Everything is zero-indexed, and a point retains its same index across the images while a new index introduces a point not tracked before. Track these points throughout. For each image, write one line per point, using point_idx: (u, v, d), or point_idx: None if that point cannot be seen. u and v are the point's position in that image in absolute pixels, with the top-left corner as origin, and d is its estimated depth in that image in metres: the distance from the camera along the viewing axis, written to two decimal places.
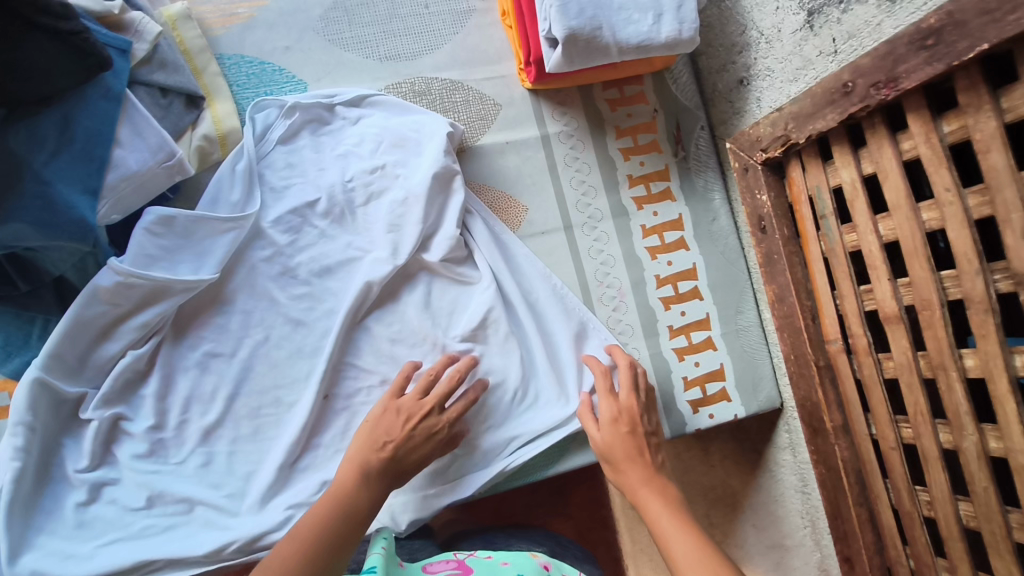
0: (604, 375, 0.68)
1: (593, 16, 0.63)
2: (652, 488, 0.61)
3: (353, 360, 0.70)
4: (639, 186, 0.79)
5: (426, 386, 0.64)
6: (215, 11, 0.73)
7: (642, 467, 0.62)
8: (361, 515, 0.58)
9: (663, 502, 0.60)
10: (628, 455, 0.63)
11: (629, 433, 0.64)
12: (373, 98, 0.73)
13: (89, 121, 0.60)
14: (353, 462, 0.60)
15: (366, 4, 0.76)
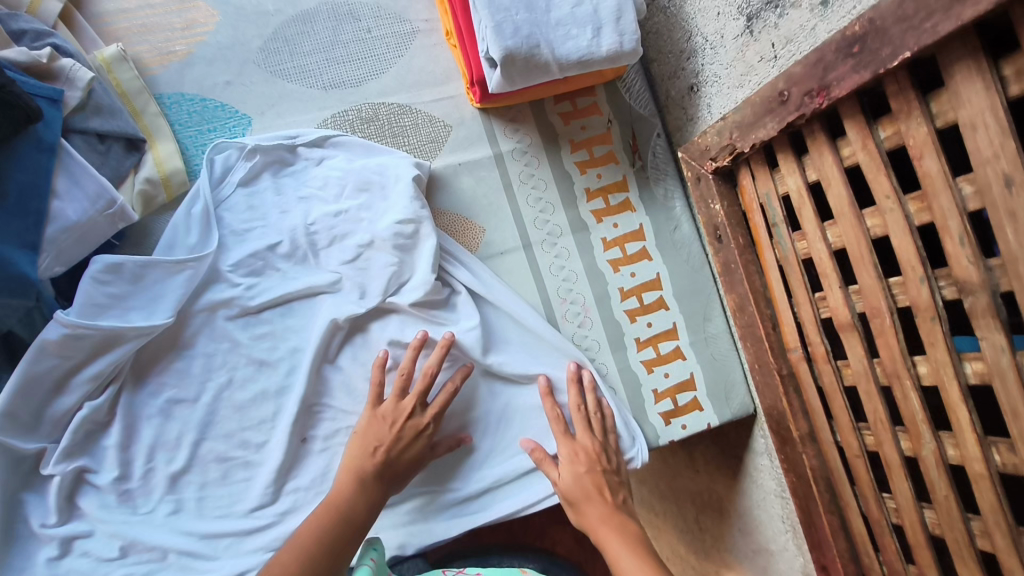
0: (558, 418, 0.69)
1: (529, 35, 0.62)
2: (610, 523, 0.64)
3: (326, 401, 0.69)
4: (597, 199, 0.78)
5: (401, 389, 0.66)
6: (151, 51, 0.72)
7: (599, 504, 0.65)
8: (357, 520, 0.61)
9: (619, 532, 0.63)
10: (588, 496, 0.65)
11: (581, 461, 0.67)
12: (337, 138, 0.72)
13: (21, 174, 0.60)
14: (349, 469, 0.63)
15: (306, 33, 0.75)
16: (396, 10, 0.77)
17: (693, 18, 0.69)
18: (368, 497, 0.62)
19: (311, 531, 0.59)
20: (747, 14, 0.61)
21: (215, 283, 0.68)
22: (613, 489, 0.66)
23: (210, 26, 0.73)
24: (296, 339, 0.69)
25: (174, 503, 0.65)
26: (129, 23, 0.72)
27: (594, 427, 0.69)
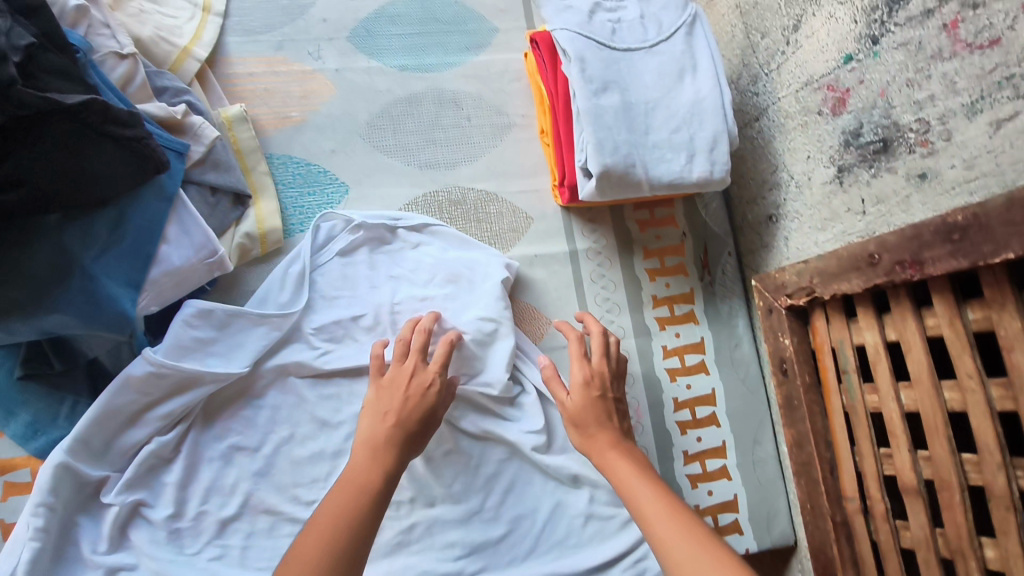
0: (577, 343, 0.70)
1: (627, 154, 0.65)
2: (621, 450, 0.63)
3: None
4: (663, 306, 0.80)
5: (401, 354, 0.66)
6: (269, 113, 0.76)
7: (610, 432, 0.64)
8: (373, 486, 0.56)
9: (627, 458, 0.61)
10: (598, 420, 0.65)
11: (592, 389, 0.67)
12: (436, 227, 0.76)
13: (141, 219, 0.63)
14: (360, 441, 0.60)
15: (411, 114, 0.79)
16: (496, 102, 0.81)
17: (781, 154, 0.72)
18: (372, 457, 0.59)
19: (330, 514, 0.53)
20: (838, 165, 0.64)
21: (293, 341, 0.71)
22: (614, 417, 0.65)
23: (324, 97, 0.78)
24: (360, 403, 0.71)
25: (217, 549, 0.66)
26: (253, 85, 0.77)
27: (597, 358, 0.69)
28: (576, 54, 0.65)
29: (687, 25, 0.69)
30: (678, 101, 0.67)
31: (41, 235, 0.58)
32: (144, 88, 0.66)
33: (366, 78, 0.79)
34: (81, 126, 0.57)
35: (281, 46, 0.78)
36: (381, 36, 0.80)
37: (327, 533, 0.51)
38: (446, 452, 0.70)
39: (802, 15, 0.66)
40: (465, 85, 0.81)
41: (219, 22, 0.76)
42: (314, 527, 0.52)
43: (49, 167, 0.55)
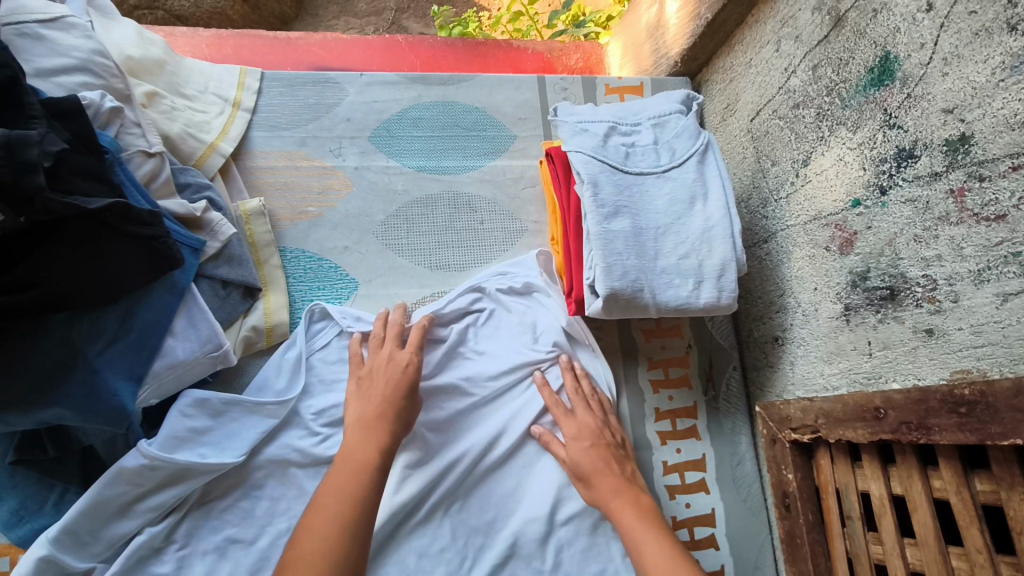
0: (556, 401, 0.74)
1: (635, 279, 0.66)
2: (623, 496, 0.66)
3: (378, 569, 0.67)
4: (665, 420, 0.79)
5: (377, 342, 0.71)
6: (287, 207, 0.78)
7: (615, 477, 0.68)
8: (368, 460, 0.61)
9: (630, 504, 0.66)
10: (597, 468, 0.68)
11: (590, 430, 0.71)
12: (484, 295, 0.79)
13: (150, 314, 0.64)
14: (358, 416, 0.65)
15: (425, 215, 0.81)
16: (510, 207, 0.83)
17: (787, 279, 0.73)
18: (352, 475, 0.60)
19: (331, 492, 0.59)
20: (844, 302, 0.64)
21: (294, 435, 0.69)
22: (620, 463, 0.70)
23: (343, 194, 0.80)
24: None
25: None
26: (273, 178, 0.78)
27: (594, 407, 0.74)
28: (590, 178, 0.67)
29: (699, 152, 0.70)
30: (688, 229, 0.68)
31: (47, 329, 0.58)
32: (168, 184, 0.67)
33: (384, 178, 0.81)
34: (99, 228, 0.58)
35: (304, 142, 0.80)
36: (402, 138, 0.83)
37: (325, 515, 0.56)
38: (441, 549, 0.69)
39: (811, 152, 0.69)
40: (480, 188, 0.83)
41: (247, 117, 0.79)
42: (319, 507, 0.57)
43: (65, 265, 0.57)
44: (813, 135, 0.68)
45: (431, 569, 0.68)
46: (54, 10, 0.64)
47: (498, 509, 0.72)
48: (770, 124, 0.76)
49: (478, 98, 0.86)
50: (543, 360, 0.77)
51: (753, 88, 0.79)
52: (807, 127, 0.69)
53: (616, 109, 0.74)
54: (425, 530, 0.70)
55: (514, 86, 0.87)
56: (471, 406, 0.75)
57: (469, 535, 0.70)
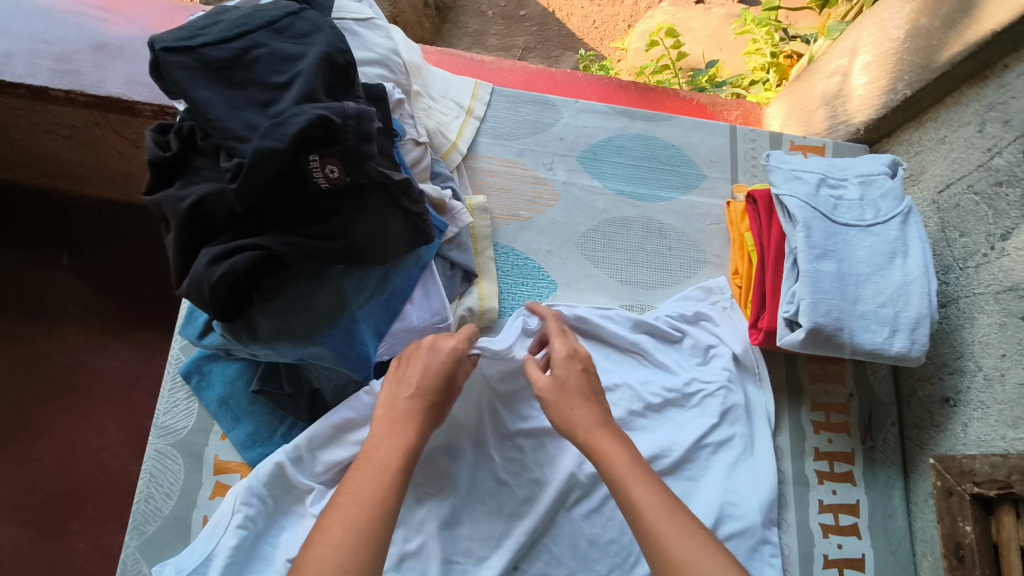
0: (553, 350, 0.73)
1: (837, 317, 0.71)
2: (605, 429, 0.66)
3: (550, 544, 0.73)
4: (824, 460, 0.82)
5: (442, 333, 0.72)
6: (502, 209, 0.87)
7: (594, 410, 0.67)
8: (388, 459, 0.60)
9: (609, 433, 0.65)
10: (587, 397, 0.68)
11: (582, 356, 0.72)
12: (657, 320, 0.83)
13: (400, 280, 0.72)
14: (383, 411, 0.64)
15: (621, 233, 0.89)
16: (696, 239, 0.90)
17: (969, 345, 0.77)
18: (375, 476, 0.58)
19: (352, 490, 0.57)
20: None
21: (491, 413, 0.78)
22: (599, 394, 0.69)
23: (551, 204, 0.88)
24: (539, 473, 0.76)
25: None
26: (492, 180, 0.88)
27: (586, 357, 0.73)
28: (803, 220, 0.73)
29: (902, 214, 0.76)
30: (887, 280, 0.73)
31: (327, 279, 0.68)
32: (425, 171, 0.77)
33: (588, 195, 0.90)
34: (386, 201, 0.67)
35: (522, 153, 0.90)
36: (605, 162, 0.92)
37: (345, 518, 0.55)
38: (610, 541, 0.74)
39: (1013, 228, 0.73)
40: (670, 218, 0.91)
41: (477, 125, 0.89)
42: (341, 509, 0.55)
43: (362, 227, 0.66)
44: (1016, 213, 0.73)
45: (599, 556, 0.73)
46: (365, 13, 0.76)
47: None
48: (963, 198, 0.82)
49: (675, 137, 0.94)
50: (715, 381, 0.82)
51: (945, 163, 0.85)
52: (1010, 205, 0.74)
53: (824, 163, 0.81)
54: (596, 520, 0.75)
55: (708, 131, 0.95)
56: (645, 407, 0.80)
57: None
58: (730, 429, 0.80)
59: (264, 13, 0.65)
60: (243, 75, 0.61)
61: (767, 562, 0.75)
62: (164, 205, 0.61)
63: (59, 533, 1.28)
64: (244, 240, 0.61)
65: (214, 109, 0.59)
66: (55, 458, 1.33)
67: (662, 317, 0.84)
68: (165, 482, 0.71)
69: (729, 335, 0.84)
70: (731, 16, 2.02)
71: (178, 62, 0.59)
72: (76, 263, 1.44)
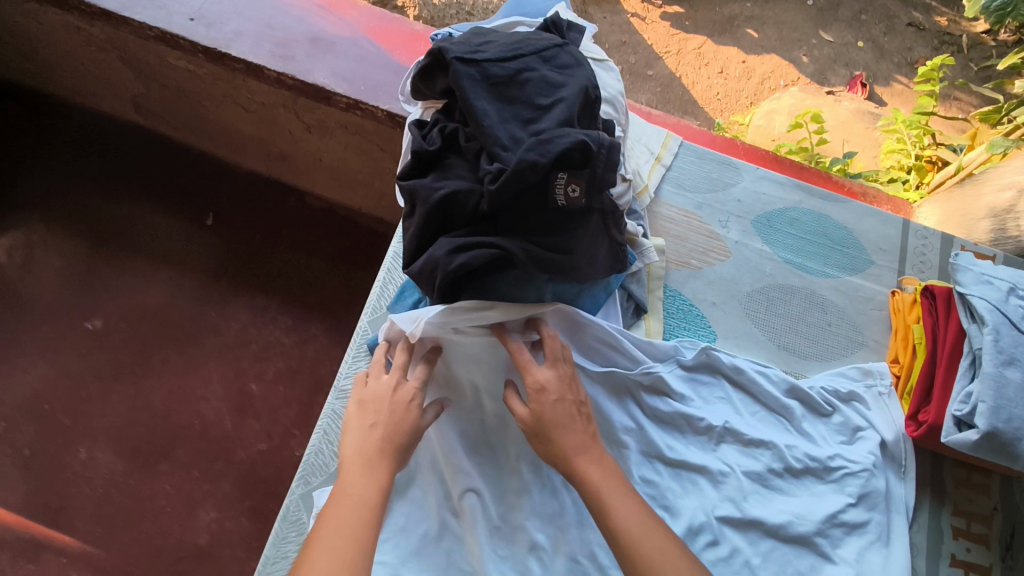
0: (525, 348, 0.72)
1: (1018, 426, 0.71)
2: (587, 454, 0.66)
3: None
4: (961, 568, 0.80)
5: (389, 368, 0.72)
6: (676, 254, 0.91)
7: (572, 434, 0.67)
8: (364, 494, 0.61)
9: (592, 459, 0.66)
10: (559, 423, 0.67)
11: (561, 384, 0.70)
12: (807, 391, 0.84)
13: (588, 302, 0.79)
14: (359, 449, 0.65)
15: (784, 300, 0.91)
16: (856, 321, 0.91)
17: None
18: (352, 508, 0.60)
19: (332, 522, 0.58)
20: None
21: (643, 460, 0.79)
22: (583, 420, 0.68)
23: (721, 258, 0.92)
24: (673, 506, 0.77)
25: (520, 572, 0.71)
26: (670, 226, 0.93)
27: (563, 362, 0.72)
28: (993, 325, 0.75)
29: None
30: None
31: (533, 287, 0.74)
32: (626, 207, 0.81)
33: (757, 257, 0.93)
34: (600, 224, 0.74)
35: (700, 206, 0.95)
36: (777, 229, 0.95)
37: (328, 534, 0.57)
38: None
39: None
40: (834, 295, 0.92)
41: (663, 172, 0.96)
42: (327, 529, 0.57)
43: (581, 245, 0.71)
44: None
45: None
46: (602, 56, 0.83)
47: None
48: None
49: (848, 219, 0.97)
50: (861, 461, 0.81)
51: None
52: None
53: (1013, 272, 0.82)
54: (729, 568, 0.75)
55: (881, 220, 0.98)
56: (784, 469, 0.80)
57: None
58: (869, 514, 0.79)
59: (534, 41, 0.72)
60: (514, 92, 0.68)
61: None
62: (419, 191, 0.69)
63: (152, 472, 1.30)
64: (482, 237, 0.67)
65: (488, 119, 0.66)
66: (158, 400, 1.37)
67: (815, 388, 0.85)
68: (332, 440, 0.77)
69: (880, 419, 0.83)
70: (862, 112, 2.06)
71: (465, 71, 0.67)
72: (219, 225, 1.54)
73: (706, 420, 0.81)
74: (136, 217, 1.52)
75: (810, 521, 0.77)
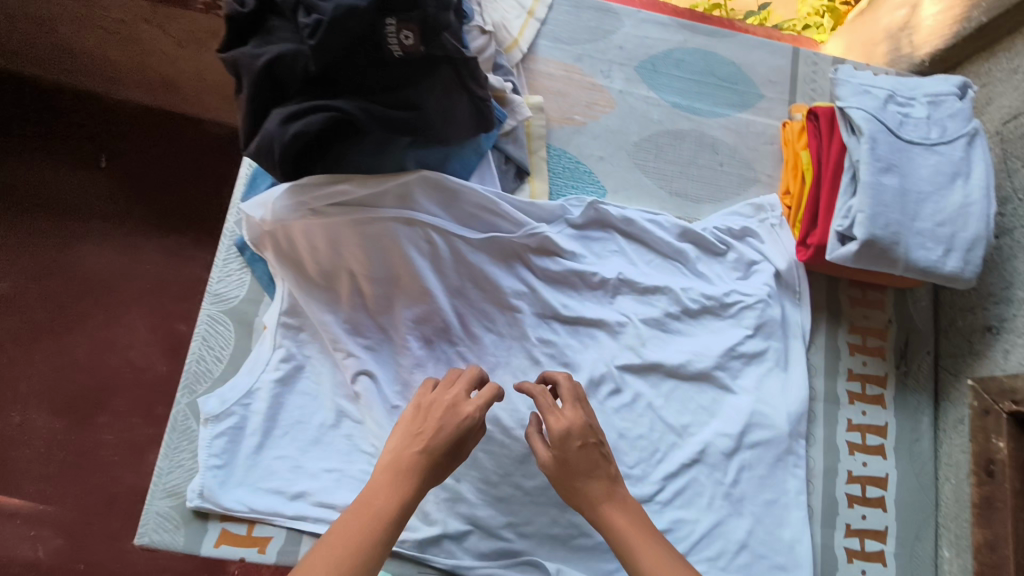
0: (545, 393, 0.67)
1: (895, 231, 0.70)
2: (610, 501, 0.61)
3: None
4: (856, 381, 0.84)
5: (449, 383, 0.66)
6: (558, 111, 0.87)
7: (596, 482, 0.62)
8: (386, 507, 0.56)
9: (620, 507, 0.61)
10: (585, 471, 0.62)
11: (586, 428, 0.64)
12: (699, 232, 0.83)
13: (457, 166, 0.74)
14: (391, 452, 0.60)
15: (674, 146, 0.88)
16: (748, 158, 0.89)
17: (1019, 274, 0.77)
18: (367, 517, 0.55)
19: (344, 529, 0.53)
20: None
21: (540, 321, 0.78)
22: (607, 462, 0.63)
23: (606, 110, 0.88)
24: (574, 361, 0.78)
25: None
26: (549, 83, 0.88)
27: (582, 403, 0.66)
28: (870, 134, 0.73)
29: (968, 135, 0.75)
30: (947, 201, 0.72)
31: (389, 154, 0.68)
32: (489, 61, 0.76)
33: (643, 106, 0.89)
34: (456, 81, 0.67)
35: (581, 59, 0.89)
36: (663, 73, 0.91)
37: (331, 541, 0.52)
38: (638, 436, 0.76)
39: None
40: (725, 134, 0.90)
41: (538, 25, 0.89)
42: (325, 542, 0.52)
43: (433, 101, 0.65)
44: None
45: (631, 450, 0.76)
46: None
47: (695, 416, 0.78)
48: None
49: (736, 54, 0.93)
50: (754, 295, 0.82)
51: (1014, 93, 0.82)
52: None
53: (893, 81, 0.79)
54: (631, 412, 0.77)
55: (770, 51, 0.94)
56: (681, 311, 0.81)
57: (665, 431, 0.77)
58: (763, 343, 0.81)
59: None
60: None
61: (790, 471, 0.78)
62: (240, 60, 0.62)
63: (83, 427, 1.13)
64: (315, 101, 0.61)
65: None
66: (81, 357, 1.17)
67: (709, 229, 0.84)
68: (213, 347, 0.74)
69: (771, 250, 0.84)
70: None
71: None
72: (115, 165, 1.28)
73: (599, 274, 0.80)
74: (7, 170, 1.23)
75: (707, 358, 0.79)
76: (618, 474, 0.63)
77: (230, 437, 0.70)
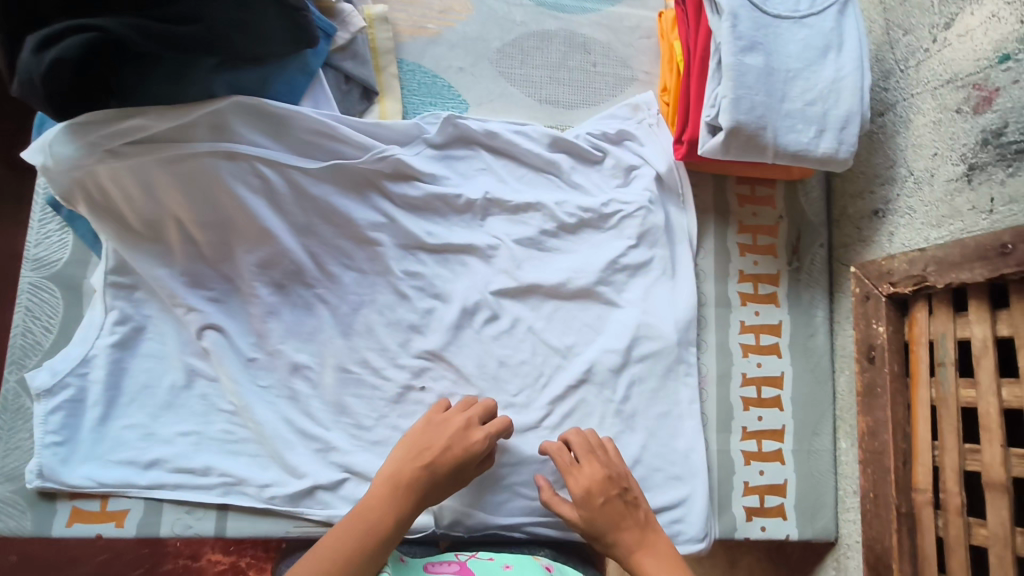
0: (562, 451, 0.66)
1: (761, 116, 0.65)
2: (645, 545, 0.60)
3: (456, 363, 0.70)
4: (747, 282, 0.80)
5: (463, 406, 0.65)
6: (407, 21, 0.79)
7: (631, 531, 0.61)
8: (385, 525, 0.56)
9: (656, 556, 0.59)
10: (619, 523, 0.61)
11: (601, 476, 0.63)
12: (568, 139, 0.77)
13: (281, 87, 0.67)
14: (391, 470, 0.59)
15: (541, 49, 0.81)
16: (623, 55, 0.83)
17: (901, 150, 0.73)
18: (363, 534, 0.55)
19: (337, 543, 0.54)
20: (970, 162, 0.64)
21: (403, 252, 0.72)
22: (633, 510, 0.62)
23: (463, 16, 0.80)
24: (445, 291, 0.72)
25: (286, 396, 0.68)
26: None
27: (598, 454, 0.66)
28: (730, 10, 0.66)
29: (839, 4, 0.69)
30: (818, 76, 0.67)
31: (191, 78, 0.60)
32: None
33: (504, 7, 0.81)
34: None
35: None
36: None
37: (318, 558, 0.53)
38: (520, 361, 0.72)
39: (958, 13, 0.66)
40: (597, 32, 0.83)
41: None
42: (314, 557, 0.54)
43: (223, 11, 0.56)
44: None
45: (512, 377, 0.71)
46: None
47: (580, 335, 0.74)
48: None
49: None
50: (633, 202, 0.77)
51: None
52: None
53: None
54: (511, 338, 0.72)
55: None
56: (558, 227, 0.76)
57: (548, 354, 0.73)
58: (648, 251, 0.77)
59: None
60: None
61: (683, 380, 0.75)
62: None
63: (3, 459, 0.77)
64: (73, 19, 0.52)
65: None
66: None
67: (581, 135, 0.78)
68: (42, 317, 0.68)
69: (648, 151, 0.78)
70: None
71: None
72: None
73: (463, 195, 0.74)
74: None
75: (587, 272, 0.74)
76: (647, 516, 0.62)
77: (67, 411, 0.64)
